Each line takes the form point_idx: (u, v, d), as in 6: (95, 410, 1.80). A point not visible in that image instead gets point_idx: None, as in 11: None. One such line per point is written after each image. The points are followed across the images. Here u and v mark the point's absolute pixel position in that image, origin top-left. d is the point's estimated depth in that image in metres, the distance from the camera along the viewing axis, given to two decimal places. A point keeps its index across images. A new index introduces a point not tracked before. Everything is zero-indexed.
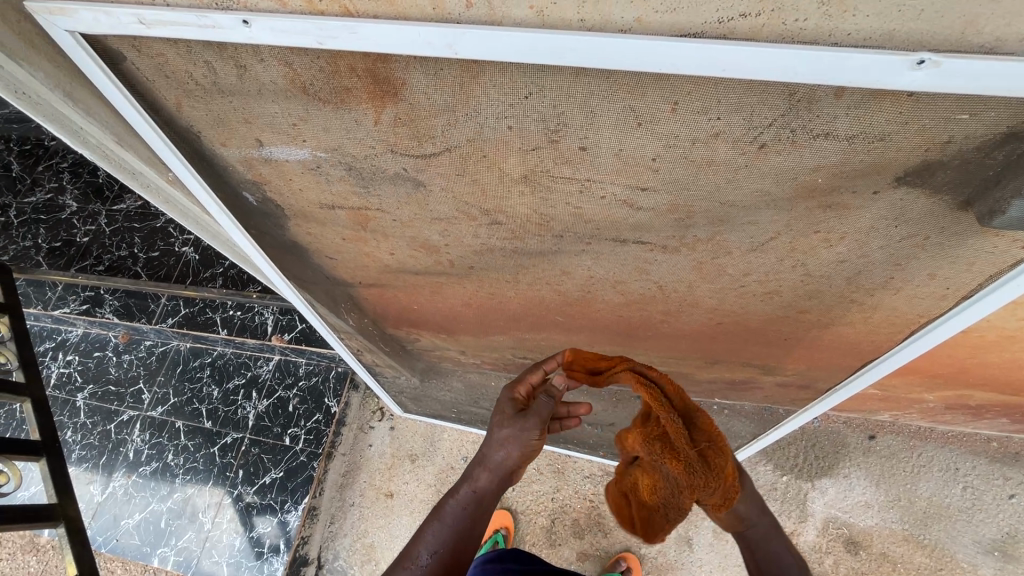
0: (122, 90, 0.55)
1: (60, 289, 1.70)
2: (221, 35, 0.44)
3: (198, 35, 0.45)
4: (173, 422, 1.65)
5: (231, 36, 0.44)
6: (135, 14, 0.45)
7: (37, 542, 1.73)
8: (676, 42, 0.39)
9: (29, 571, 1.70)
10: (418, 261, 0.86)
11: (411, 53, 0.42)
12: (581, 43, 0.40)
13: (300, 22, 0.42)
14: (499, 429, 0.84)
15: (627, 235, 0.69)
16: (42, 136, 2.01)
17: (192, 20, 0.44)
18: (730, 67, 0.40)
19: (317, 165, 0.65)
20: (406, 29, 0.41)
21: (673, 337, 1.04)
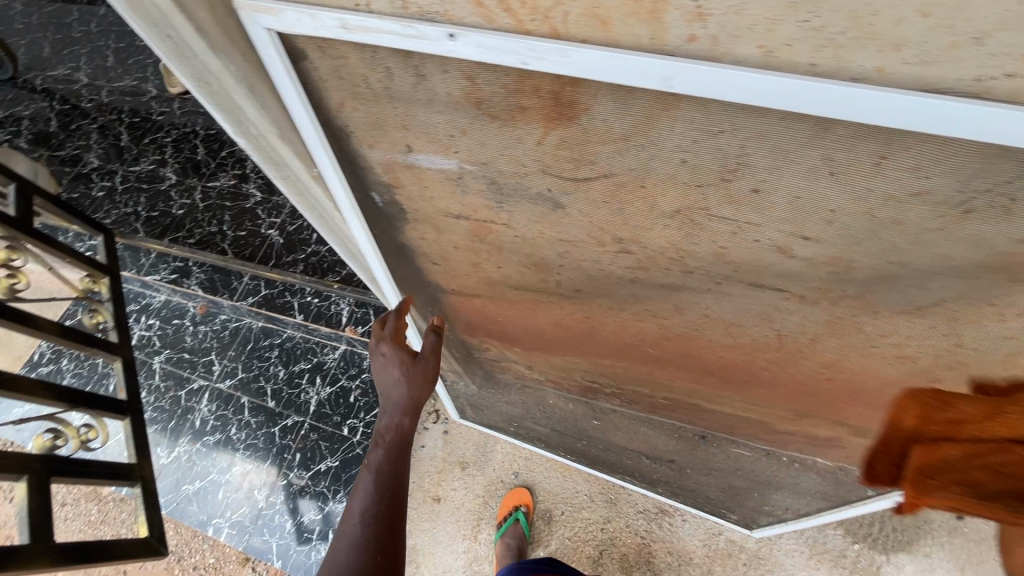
0: (298, 89, 0.55)
1: (153, 257, 1.83)
2: (423, 46, 0.44)
3: (396, 43, 0.45)
4: (239, 397, 1.70)
5: (433, 47, 0.44)
6: (339, 18, 0.45)
7: (100, 492, 1.81)
8: (923, 99, 0.36)
9: (90, 519, 1.78)
10: (525, 279, 0.85)
11: (621, 82, 0.41)
12: (810, 89, 0.37)
13: (512, 42, 0.41)
14: (397, 370, 0.87)
15: (765, 281, 0.65)
16: (150, 110, 2.12)
17: (396, 29, 0.44)
18: (978, 129, 0.36)
19: (459, 176, 0.64)
20: (624, 58, 0.39)
21: (769, 385, 0.99)
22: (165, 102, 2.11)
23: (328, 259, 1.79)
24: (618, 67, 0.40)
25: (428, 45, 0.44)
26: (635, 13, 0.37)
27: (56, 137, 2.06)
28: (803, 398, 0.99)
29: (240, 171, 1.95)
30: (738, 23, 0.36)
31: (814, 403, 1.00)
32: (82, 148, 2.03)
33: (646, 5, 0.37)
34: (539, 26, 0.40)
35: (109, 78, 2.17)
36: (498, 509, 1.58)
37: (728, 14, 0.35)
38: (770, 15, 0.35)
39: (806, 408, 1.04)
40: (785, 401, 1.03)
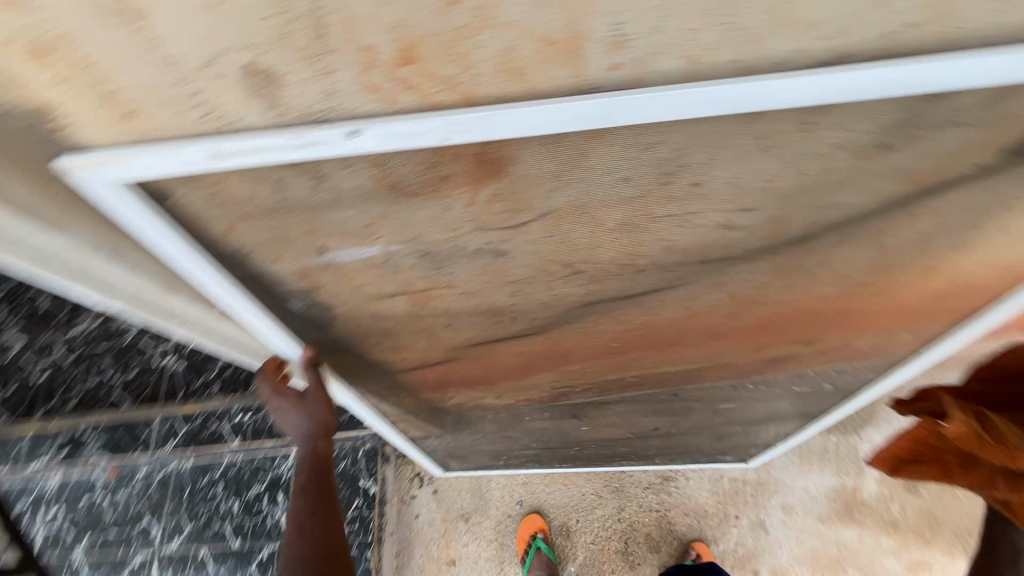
0: (167, 227, 0.47)
1: (29, 441, 1.52)
2: (318, 151, 0.38)
3: (289, 155, 0.38)
4: (198, 550, 1.54)
5: (330, 150, 0.38)
6: (207, 148, 0.38)
7: None
8: (852, 70, 0.36)
9: None
10: (480, 328, 0.81)
11: (557, 131, 0.38)
12: (751, 88, 0.36)
13: (423, 121, 0.36)
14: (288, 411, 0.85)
15: (713, 255, 0.67)
16: None
17: (282, 141, 0.37)
18: (905, 82, 0.37)
19: (387, 258, 0.58)
20: (554, 107, 0.36)
21: (729, 335, 1.04)
22: None
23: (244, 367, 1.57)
24: (550, 118, 0.36)
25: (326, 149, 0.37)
26: (550, 58, 0.34)
27: None
28: (760, 335, 1.05)
29: None
30: (657, 42, 0.34)
31: (769, 336, 1.06)
32: None
33: (561, 49, 0.34)
34: (448, 95, 0.36)
35: None
36: (518, 543, 1.57)
37: (646, 36, 0.33)
38: (690, 27, 0.33)
39: (763, 342, 1.10)
40: (744, 342, 1.09)
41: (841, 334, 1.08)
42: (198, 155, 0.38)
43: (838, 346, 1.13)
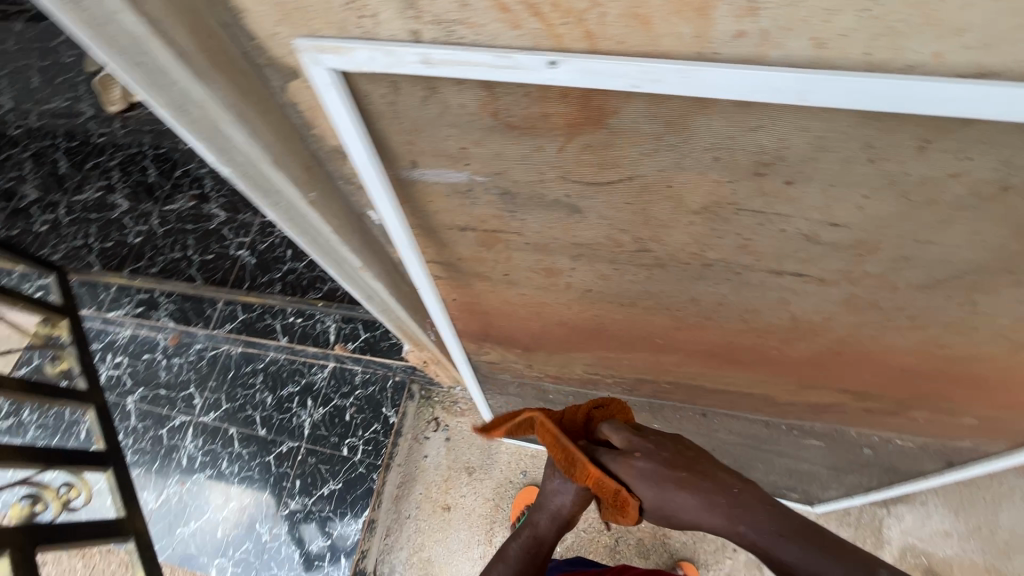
0: (351, 119, 0.50)
1: (115, 291, 1.69)
2: (516, 75, 0.41)
3: (526, 77, 0.41)
4: (226, 429, 1.64)
5: (527, 77, 0.41)
6: (425, 53, 0.41)
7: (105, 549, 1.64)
8: None
9: None
10: (537, 286, 0.84)
11: (753, 99, 0.39)
12: None
13: (623, 64, 0.38)
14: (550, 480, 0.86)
15: (785, 267, 0.65)
16: (89, 132, 1.99)
17: (484, 59, 0.41)
18: None
19: (469, 189, 0.61)
20: (763, 76, 0.37)
21: (779, 364, 1.00)
22: (104, 122, 1.98)
23: (307, 276, 1.63)
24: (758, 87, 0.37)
25: (539, 77, 0.41)
26: (681, 11, 0.35)
27: None
28: (809, 372, 1.01)
29: (199, 190, 1.81)
30: None
31: (818, 376, 1.03)
32: (17, 180, 1.91)
33: (694, 2, 0.34)
34: (577, 42, 0.39)
35: (35, 99, 2.03)
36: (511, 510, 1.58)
37: None
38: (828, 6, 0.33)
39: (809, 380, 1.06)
40: (791, 376, 1.05)
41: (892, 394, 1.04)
42: (414, 59, 0.42)
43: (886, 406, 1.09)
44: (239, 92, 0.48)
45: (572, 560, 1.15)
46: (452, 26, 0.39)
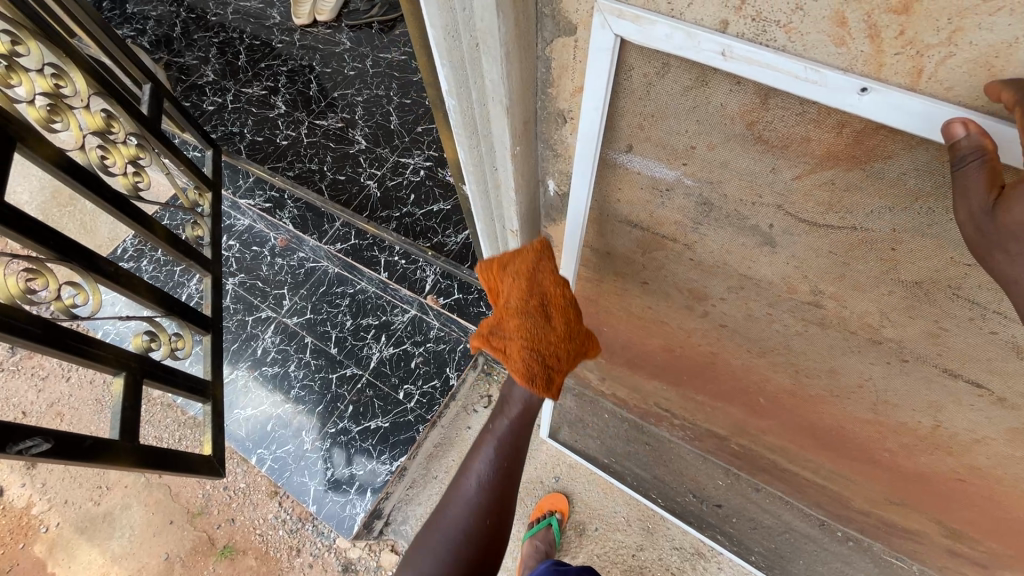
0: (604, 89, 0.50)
1: (251, 181, 1.81)
2: (814, 90, 0.40)
3: (825, 94, 0.40)
4: (303, 336, 1.73)
5: (826, 94, 0.40)
6: (724, 45, 0.41)
7: (173, 407, 1.81)
8: None
9: (162, 425, 1.79)
10: (670, 303, 0.83)
11: None
12: None
13: (941, 110, 0.37)
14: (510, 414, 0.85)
15: (964, 372, 0.61)
16: (270, 37, 2.16)
17: (790, 67, 0.40)
18: None
19: (669, 188, 0.60)
20: None
21: (881, 468, 0.94)
22: (286, 31, 2.15)
23: (421, 223, 1.69)
24: None
25: (838, 99, 0.40)
26: None
27: (177, 43, 2.16)
28: (909, 488, 0.94)
29: (349, 115, 1.93)
30: None
31: (918, 496, 0.95)
32: (200, 60, 2.11)
33: None
34: (899, 75, 0.37)
35: None
36: (533, 510, 1.58)
37: None
38: None
39: (904, 497, 0.99)
40: (886, 484, 0.98)
41: (994, 543, 0.95)
42: (709, 48, 0.42)
43: (978, 552, 1.00)
44: (517, 32, 0.50)
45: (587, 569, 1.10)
46: (770, 25, 0.39)
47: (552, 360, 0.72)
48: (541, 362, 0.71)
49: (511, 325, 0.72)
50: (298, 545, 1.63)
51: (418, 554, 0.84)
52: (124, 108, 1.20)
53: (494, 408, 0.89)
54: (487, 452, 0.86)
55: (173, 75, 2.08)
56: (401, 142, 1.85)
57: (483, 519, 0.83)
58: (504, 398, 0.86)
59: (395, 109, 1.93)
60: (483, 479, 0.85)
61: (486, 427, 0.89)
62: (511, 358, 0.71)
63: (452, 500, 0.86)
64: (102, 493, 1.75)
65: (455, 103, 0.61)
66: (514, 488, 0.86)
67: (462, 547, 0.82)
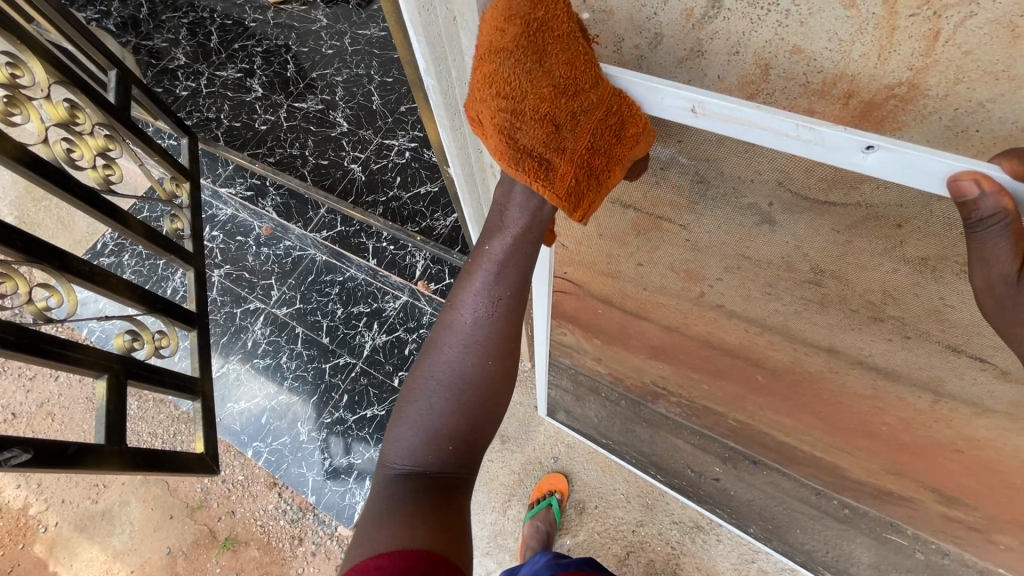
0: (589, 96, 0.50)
1: (231, 169, 1.76)
2: (812, 148, 0.42)
3: (826, 153, 0.42)
4: (294, 327, 1.70)
5: (831, 151, 0.41)
6: (701, 101, 0.44)
7: (166, 403, 1.79)
8: None
9: (156, 422, 1.77)
10: (665, 284, 0.81)
11: None
12: None
13: (932, 158, 0.37)
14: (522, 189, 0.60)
15: (968, 348, 0.59)
16: (243, 16, 2.06)
17: (782, 126, 0.42)
18: None
19: (663, 167, 0.58)
20: None
21: (878, 440, 0.93)
22: (259, 10, 2.06)
23: (408, 207, 1.64)
24: None
25: (841, 157, 0.41)
26: None
27: (145, 26, 2.06)
28: (907, 460, 0.94)
29: (329, 97, 1.86)
30: None
31: (915, 467, 0.95)
32: (170, 43, 2.02)
33: None
34: (912, 39, 0.34)
35: None
36: (533, 491, 1.59)
37: None
38: None
39: (901, 468, 0.99)
40: (883, 456, 0.98)
41: (988, 510, 0.96)
42: (688, 105, 0.45)
43: (972, 519, 1.01)
44: None
45: (590, 560, 1.06)
46: None
47: (549, 147, 0.47)
48: (532, 141, 0.47)
49: (481, 75, 0.46)
50: (300, 534, 1.63)
51: (402, 416, 0.69)
52: (90, 97, 1.14)
53: (485, 226, 0.67)
54: (480, 283, 0.66)
55: (143, 59, 1.99)
56: (384, 123, 1.79)
57: (475, 372, 0.67)
58: (499, 207, 0.63)
59: (377, 89, 1.86)
60: (479, 321, 0.67)
61: (480, 248, 0.66)
62: (487, 132, 0.48)
63: (439, 357, 0.69)
64: (99, 491, 1.74)
65: (434, 82, 0.58)
66: (517, 333, 0.69)
67: (453, 416, 0.67)
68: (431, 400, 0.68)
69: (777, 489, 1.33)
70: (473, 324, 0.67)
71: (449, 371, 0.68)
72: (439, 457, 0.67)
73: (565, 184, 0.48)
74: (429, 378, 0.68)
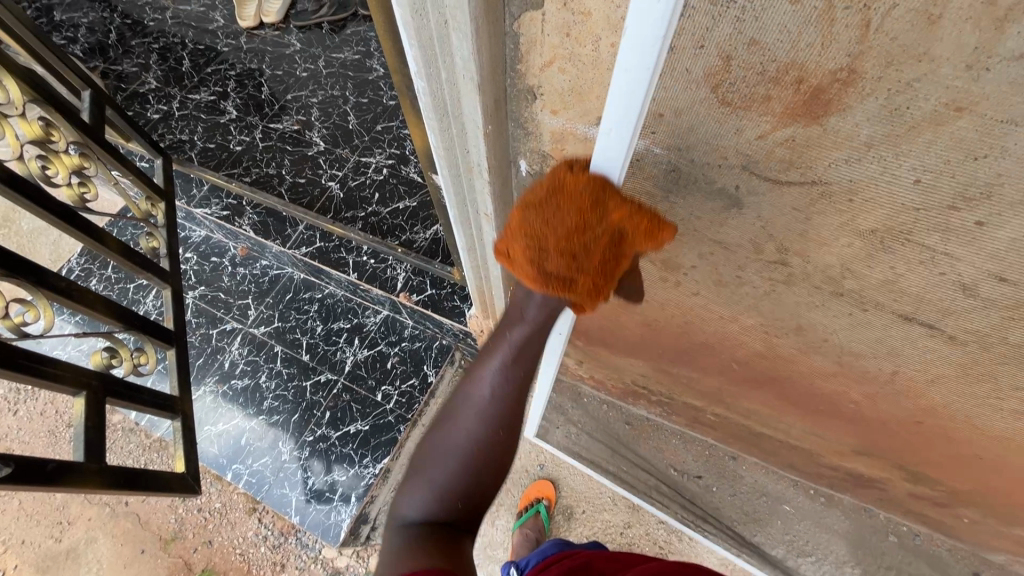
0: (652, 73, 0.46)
1: (206, 189, 1.75)
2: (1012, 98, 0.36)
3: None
4: (272, 345, 1.68)
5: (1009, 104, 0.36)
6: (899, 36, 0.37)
7: (137, 432, 1.73)
8: None
9: (126, 452, 1.70)
10: (643, 277, 0.86)
11: None
12: None
13: None
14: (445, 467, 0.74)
15: (920, 316, 0.65)
16: (215, 40, 2.09)
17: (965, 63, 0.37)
18: None
19: (639, 159, 0.62)
20: None
21: (847, 420, 0.99)
22: (231, 35, 2.09)
23: (388, 222, 1.66)
24: None
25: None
26: (976, 18, 0.36)
27: (114, 51, 2.06)
28: (874, 436, 1.00)
29: (304, 117, 1.88)
30: None
31: (881, 444, 1.01)
32: (140, 68, 2.02)
33: (995, 13, 0.35)
34: (849, 28, 0.40)
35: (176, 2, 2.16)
36: (520, 499, 1.60)
37: None
38: None
39: (870, 447, 1.04)
40: (853, 435, 1.03)
41: (951, 481, 1.01)
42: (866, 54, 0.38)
43: (936, 492, 1.07)
44: (484, 8, 0.51)
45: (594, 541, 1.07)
46: None
47: (572, 264, 0.59)
48: (554, 266, 0.61)
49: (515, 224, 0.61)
50: (282, 560, 1.58)
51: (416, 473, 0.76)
52: (65, 116, 1.14)
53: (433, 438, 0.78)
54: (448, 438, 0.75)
55: (112, 83, 1.99)
56: (361, 141, 1.83)
57: (488, 442, 0.74)
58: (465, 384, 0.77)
59: (352, 109, 1.90)
60: (501, 380, 0.75)
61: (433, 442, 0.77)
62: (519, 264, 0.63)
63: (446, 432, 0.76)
64: (64, 529, 1.65)
65: (425, 84, 0.62)
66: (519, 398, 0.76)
67: (450, 487, 0.74)
68: (434, 476, 0.74)
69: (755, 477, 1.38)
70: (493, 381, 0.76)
71: (471, 426, 0.75)
72: (450, 513, 0.73)
73: (587, 285, 0.61)
74: (437, 443, 0.77)
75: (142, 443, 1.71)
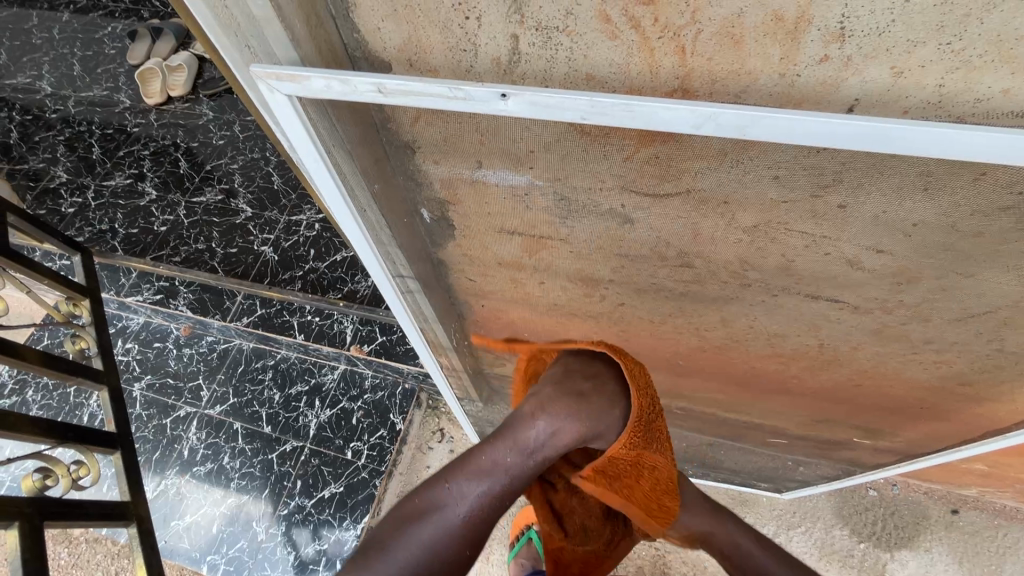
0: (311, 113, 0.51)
1: (134, 277, 1.68)
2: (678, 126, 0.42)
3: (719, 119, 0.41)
4: (231, 423, 1.62)
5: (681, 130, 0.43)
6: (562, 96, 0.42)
7: (103, 542, 1.63)
8: None
9: (93, 566, 1.60)
10: (568, 295, 0.86)
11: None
12: None
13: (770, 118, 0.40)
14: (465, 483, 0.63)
15: (823, 293, 0.67)
16: (123, 122, 2.04)
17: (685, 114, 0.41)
18: None
19: (527, 192, 0.63)
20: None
21: (795, 394, 1.01)
22: (139, 113, 2.04)
23: (328, 275, 1.65)
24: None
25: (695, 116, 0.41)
26: (773, 33, 0.38)
27: (17, 149, 1.98)
28: (824, 405, 1.02)
29: (227, 185, 1.85)
30: (877, 44, 0.38)
31: (833, 410, 1.03)
32: (48, 162, 1.95)
33: (787, 26, 0.38)
34: (668, 55, 0.42)
35: (77, 88, 2.11)
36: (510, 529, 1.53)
37: (868, 35, 0.37)
38: (912, 38, 0.37)
39: (824, 414, 1.07)
40: (806, 407, 1.06)
41: (904, 433, 1.05)
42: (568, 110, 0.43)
43: (894, 445, 1.10)
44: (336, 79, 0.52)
45: None
46: (554, 31, 0.43)
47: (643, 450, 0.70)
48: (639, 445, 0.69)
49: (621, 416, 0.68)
50: None
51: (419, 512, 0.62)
52: None
53: (450, 467, 0.65)
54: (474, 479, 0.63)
55: (20, 183, 1.91)
56: (289, 201, 1.81)
57: (490, 516, 0.64)
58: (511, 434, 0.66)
59: (275, 169, 1.88)
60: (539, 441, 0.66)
61: (441, 483, 0.64)
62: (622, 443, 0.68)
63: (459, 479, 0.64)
64: None
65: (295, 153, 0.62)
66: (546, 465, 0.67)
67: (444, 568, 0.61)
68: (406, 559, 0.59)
69: (734, 459, 1.38)
70: (529, 449, 0.65)
71: (479, 485, 0.63)
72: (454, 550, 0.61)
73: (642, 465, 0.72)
74: (426, 529, 0.61)
75: (109, 552, 1.61)
